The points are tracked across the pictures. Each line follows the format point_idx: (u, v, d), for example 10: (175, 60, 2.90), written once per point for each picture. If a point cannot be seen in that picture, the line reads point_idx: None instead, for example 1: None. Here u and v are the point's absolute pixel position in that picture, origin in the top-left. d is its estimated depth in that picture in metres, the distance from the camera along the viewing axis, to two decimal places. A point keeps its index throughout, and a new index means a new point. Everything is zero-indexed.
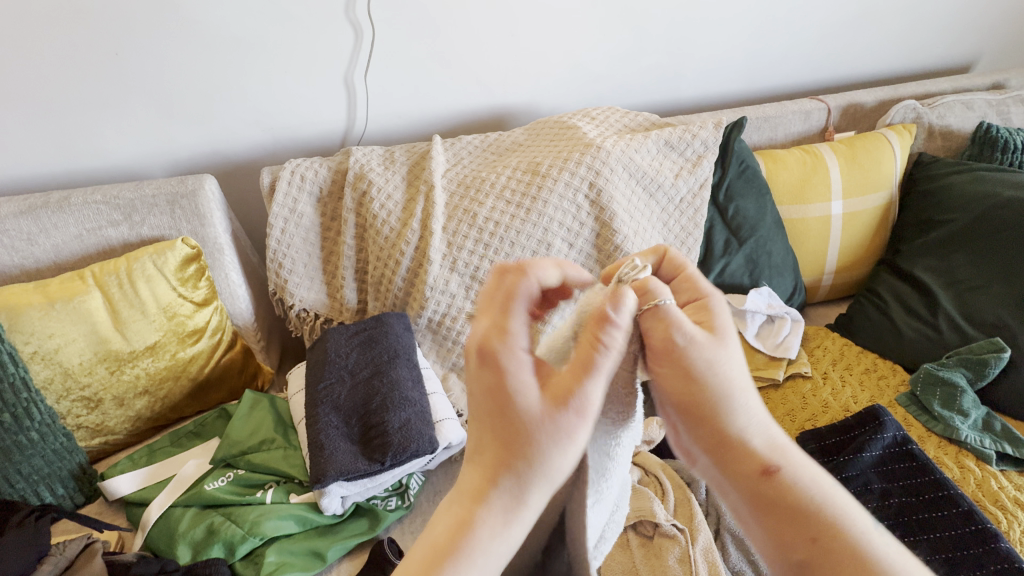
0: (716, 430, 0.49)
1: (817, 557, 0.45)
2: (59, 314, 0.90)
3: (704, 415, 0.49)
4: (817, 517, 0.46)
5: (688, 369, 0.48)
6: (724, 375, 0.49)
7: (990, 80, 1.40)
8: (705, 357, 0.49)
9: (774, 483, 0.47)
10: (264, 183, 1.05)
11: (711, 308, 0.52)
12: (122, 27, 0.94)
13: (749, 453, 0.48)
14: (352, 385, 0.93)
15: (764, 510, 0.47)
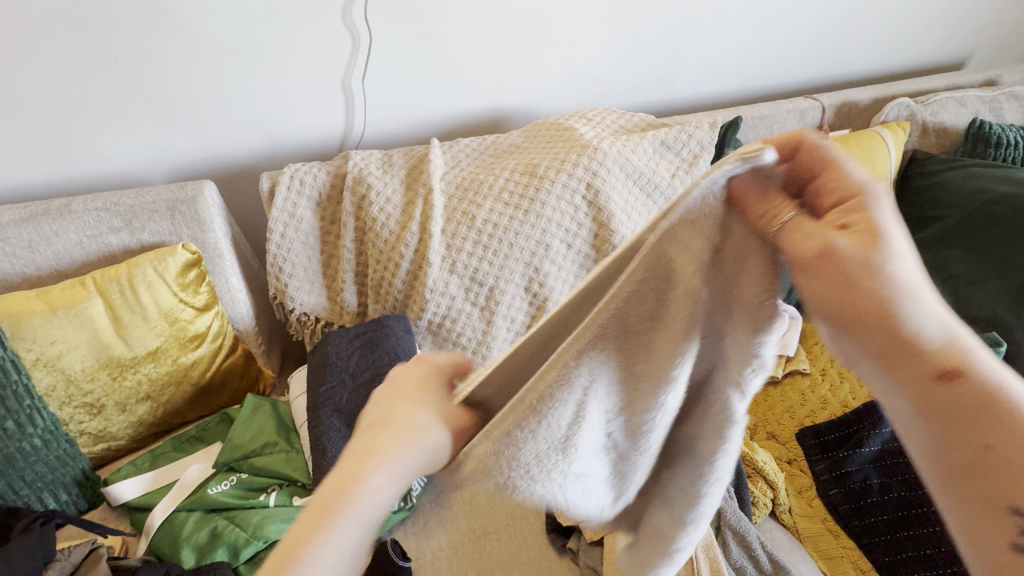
0: (885, 334, 0.37)
1: (987, 461, 0.39)
2: (60, 321, 0.91)
3: (868, 320, 0.37)
4: (1001, 421, 0.38)
5: (856, 276, 0.36)
6: (893, 274, 0.36)
7: (983, 77, 1.41)
8: (861, 261, 0.36)
9: (954, 389, 0.38)
10: (264, 189, 1.06)
11: (868, 205, 0.37)
12: (121, 34, 0.94)
13: (930, 357, 0.38)
14: (353, 388, 0.94)
15: (935, 416, 0.39)
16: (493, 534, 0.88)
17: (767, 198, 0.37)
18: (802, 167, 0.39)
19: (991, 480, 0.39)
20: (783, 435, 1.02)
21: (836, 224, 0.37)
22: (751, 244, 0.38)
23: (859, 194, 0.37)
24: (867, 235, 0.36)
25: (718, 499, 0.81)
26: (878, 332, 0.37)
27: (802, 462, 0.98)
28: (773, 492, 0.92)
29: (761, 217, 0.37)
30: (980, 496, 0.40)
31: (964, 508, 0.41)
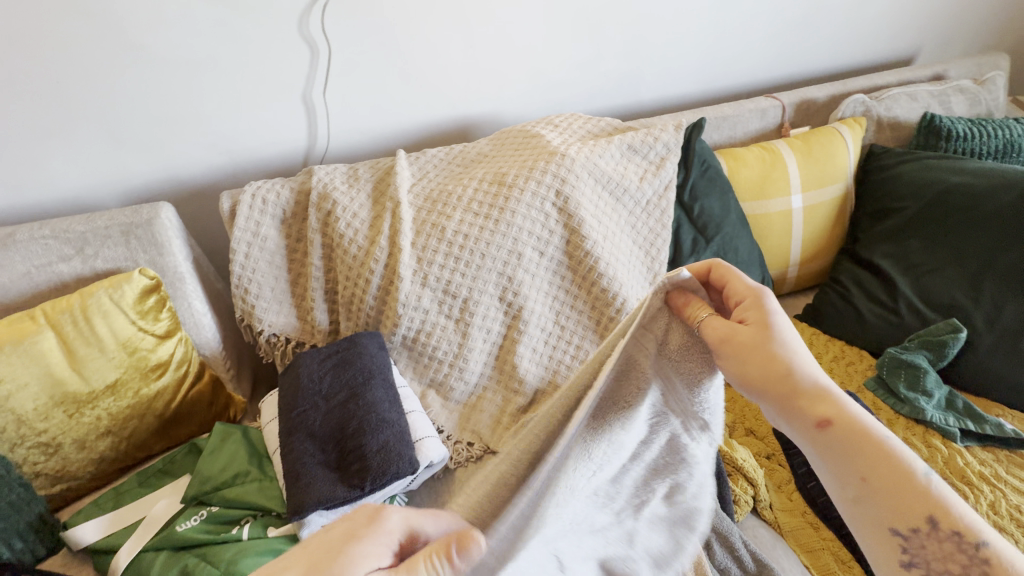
0: (770, 386, 0.55)
1: (866, 492, 0.51)
2: (8, 358, 0.86)
3: (760, 380, 0.55)
4: (872, 458, 0.51)
5: (748, 350, 0.55)
6: (773, 349, 0.55)
7: (931, 71, 1.47)
8: (756, 343, 0.55)
9: (828, 431, 0.52)
10: (224, 209, 1.02)
11: (761, 309, 0.57)
12: (63, 54, 0.90)
13: (807, 406, 0.53)
14: (327, 411, 0.91)
15: (827, 450, 0.53)
16: None
17: (698, 302, 0.58)
18: (723, 283, 0.62)
19: (880, 514, 0.50)
20: (761, 431, 1.03)
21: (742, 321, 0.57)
22: (683, 330, 0.59)
23: (757, 300, 0.58)
24: (760, 327, 0.56)
25: None
26: (767, 388, 0.55)
27: (780, 456, 0.99)
28: (754, 489, 0.92)
29: (689, 320, 0.58)
30: (871, 523, 0.51)
31: (865, 530, 0.52)
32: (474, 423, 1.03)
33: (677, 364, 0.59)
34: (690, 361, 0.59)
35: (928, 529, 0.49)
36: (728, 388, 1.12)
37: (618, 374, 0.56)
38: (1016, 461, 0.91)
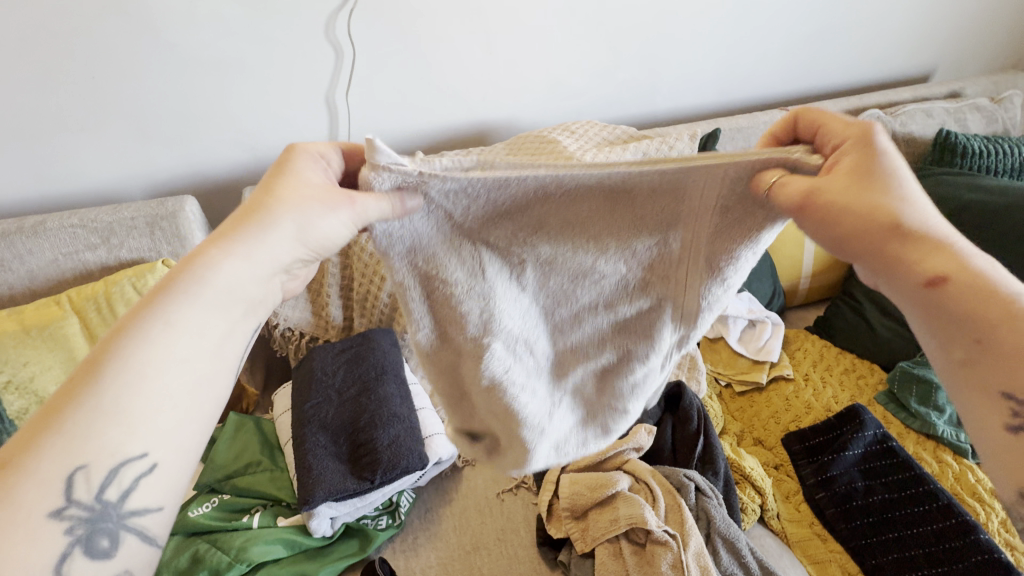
0: (873, 252, 0.40)
1: (984, 352, 0.38)
2: (34, 342, 0.89)
3: (865, 247, 0.40)
4: (1003, 322, 0.37)
5: (849, 201, 0.40)
6: (885, 199, 0.40)
7: (948, 89, 1.47)
8: (856, 196, 0.40)
9: (942, 291, 0.38)
10: None
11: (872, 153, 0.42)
12: (99, 52, 0.93)
13: (914, 261, 0.39)
14: (340, 404, 0.93)
15: (942, 318, 0.39)
16: (484, 549, 0.88)
17: (786, 166, 0.43)
18: (816, 132, 0.48)
19: (998, 378, 0.37)
20: (770, 440, 1.03)
21: (829, 168, 0.43)
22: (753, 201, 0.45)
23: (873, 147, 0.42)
24: (861, 175, 0.41)
25: (706, 506, 0.81)
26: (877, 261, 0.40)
27: (788, 467, 0.99)
28: (762, 498, 0.92)
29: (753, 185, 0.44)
30: (983, 392, 0.38)
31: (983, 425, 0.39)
32: None
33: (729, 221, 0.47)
34: (729, 234, 0.48)
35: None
36: (737, 398, 1.12)
37: (659, 185, 0.45)
38: None
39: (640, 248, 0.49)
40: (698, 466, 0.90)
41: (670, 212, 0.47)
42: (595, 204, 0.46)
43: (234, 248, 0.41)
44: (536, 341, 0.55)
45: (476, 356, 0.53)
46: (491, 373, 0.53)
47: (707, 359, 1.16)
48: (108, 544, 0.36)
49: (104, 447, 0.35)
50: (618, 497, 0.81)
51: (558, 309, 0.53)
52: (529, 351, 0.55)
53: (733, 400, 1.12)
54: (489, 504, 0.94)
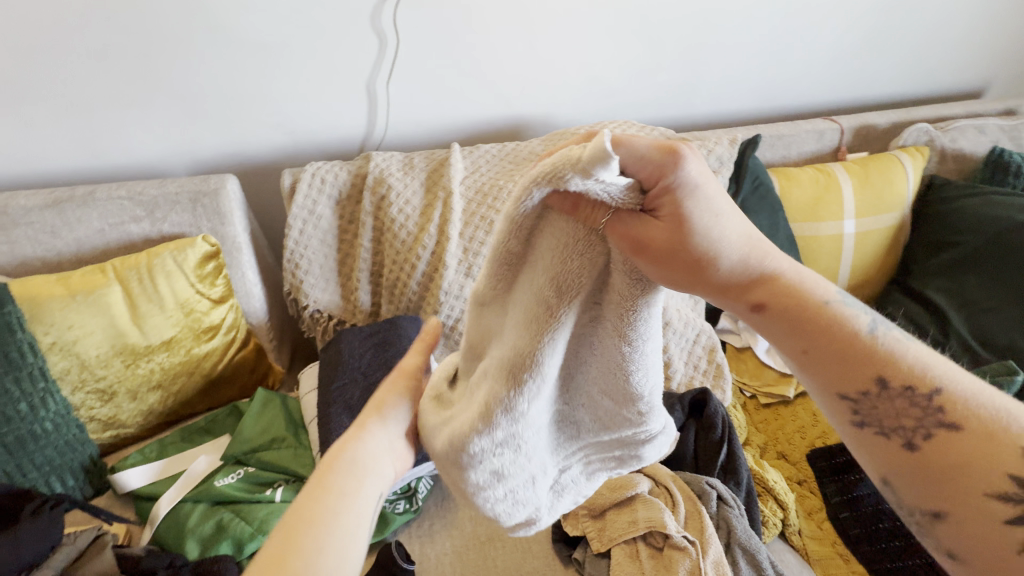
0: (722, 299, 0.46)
1: (936, 465, 0.41)
2: (79, 307, 0.91)
3: (707, 290, 0.46)
4: (830, 336, 0.44)
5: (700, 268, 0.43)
6: (692, 251, 0.41)
7: (1003, 106, 1.42)
8: (677, 239, 0.41)
9: (766, 312, 0.46)
10: (285, 185, 1.07)
11: (685, 196, 0.40)
12: (153, 30, 0.96)
13: (809, 344, 0.44)
14: (365, 388, 0.94)
15: (868, 416, 0.44)
16: (499, 541, 0.88)
17: (625, 221, 0.40)
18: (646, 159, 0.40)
19: (932, 489, 0.41)
20: (794, 456, 1.01)
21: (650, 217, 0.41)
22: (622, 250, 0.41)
23: (663, 181, 0.40)
24: (672, 217, 0.41)
25: (728, 516, 0.80)
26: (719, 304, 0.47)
27: (812, 483, 0.97)
28: (783, 513, 0.90)
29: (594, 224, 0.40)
30: (836, 413, 0.46)
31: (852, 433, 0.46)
32: None
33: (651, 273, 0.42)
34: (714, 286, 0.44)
35: (878, 390, 0.43)
36: (761, 410, 1.10)
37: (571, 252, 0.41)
38: None
39: (593, 336, 0.47)
40: (720, 476, 0.89)
41: (599, 298, 0.44)
42: (523, 294, 0.44)
43: (378, 437, 0.55)
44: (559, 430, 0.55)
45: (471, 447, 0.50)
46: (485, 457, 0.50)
47: (733, 368, 1.15)
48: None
49: (353, 518, 0.49)
50: (637, 500, 0.81)
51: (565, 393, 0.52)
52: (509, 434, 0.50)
53: (758, 412, 1.10)
54: None
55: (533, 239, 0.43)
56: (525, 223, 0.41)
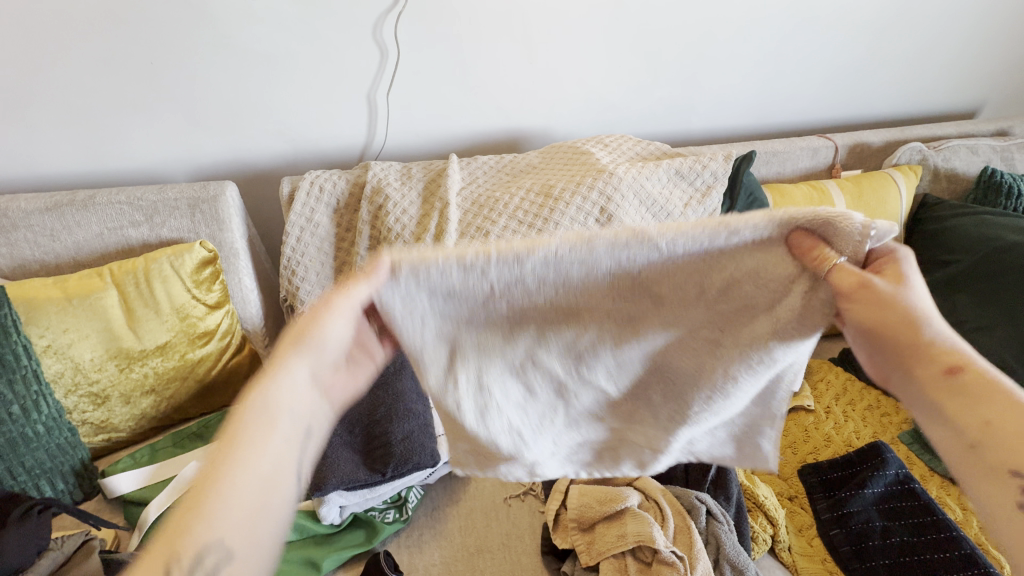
0: (886, 333, 0.43)
1: None
2: (75, 310, 0.92)
3: (882, 323, 0.43)
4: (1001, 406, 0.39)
5: (883, 311, 0.42)
6: (891, 293, 0.43)
7: (995, 127, 1.44)
8: (891, 298, 0.42)
9: (958, 380, 0.40)
10: (284, 192, 1.09)
11: (904, 267, 0.44)
12: (157, 37, 0.98)
13: (963, 404, 0.40)
14: (358, 396, 0.94)
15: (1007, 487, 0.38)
16: (487, 553, 0.87)
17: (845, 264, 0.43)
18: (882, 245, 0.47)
19: None
20: (785, 471, 1.02)
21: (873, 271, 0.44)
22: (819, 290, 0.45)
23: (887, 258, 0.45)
24: (899, 280, 0.43)
25: (717, 531, 0.79)
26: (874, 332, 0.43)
27: (802, 500, 0.97)
28: (773, 529, 0.90)
29: (812, 259, 0.44)
30: (990, 470, 0.39)
31: (970, 474, 0.41)
32: None
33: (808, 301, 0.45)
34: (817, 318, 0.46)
35: None
36: None
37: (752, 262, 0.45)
38: None
39: (703, 351, 0.50)
40: (710, 490, 0.88)
41: (731, 329, 0.49)
42: (671, 288, 0.46)
43: None
44: (528, 369, 0.51)
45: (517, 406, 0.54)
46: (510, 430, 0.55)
47: None
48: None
49: None
50: (627, 513, 0.80)
51: (586, 352, 0.50)
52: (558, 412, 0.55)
53: None
54: (496, 508, 0.94)
55: (744, 247, 0.45)
56: (756, 240, 0.44)
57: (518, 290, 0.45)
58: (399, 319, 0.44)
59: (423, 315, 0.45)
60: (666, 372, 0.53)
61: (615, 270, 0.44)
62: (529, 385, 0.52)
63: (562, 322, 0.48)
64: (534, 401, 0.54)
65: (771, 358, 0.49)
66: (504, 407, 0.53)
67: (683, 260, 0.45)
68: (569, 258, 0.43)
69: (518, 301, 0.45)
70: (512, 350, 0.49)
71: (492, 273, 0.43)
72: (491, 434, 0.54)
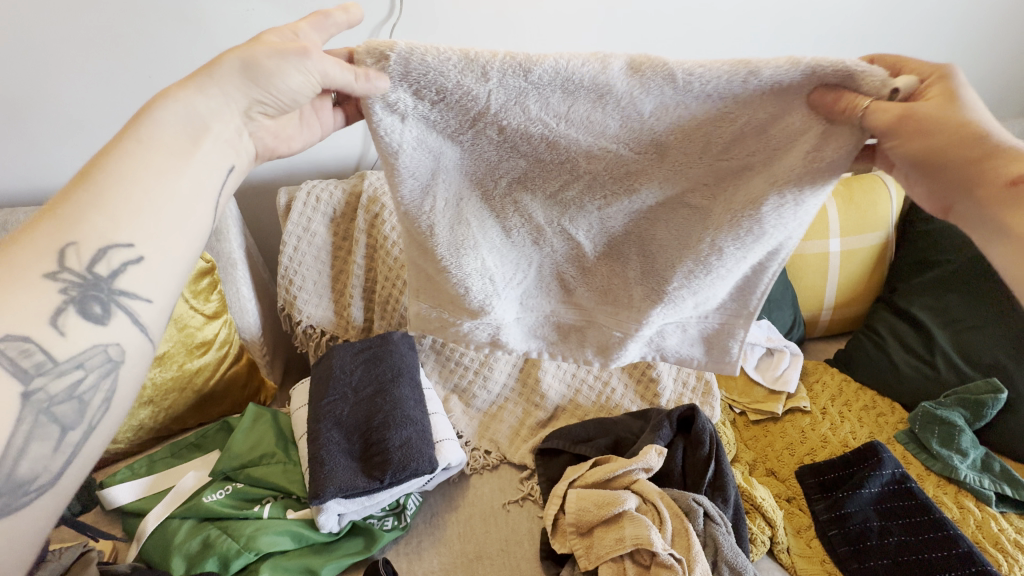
0: (918, 163, 0.46)
1: None
2: None
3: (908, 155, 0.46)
4: None
5: (924, 130, 0.45)
6: (937, 109, 0.45)
7: None
8: (939, 121, 0.45)
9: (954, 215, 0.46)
10: (280, 203, 1.09)
11: (953, 84, 0.46)
12: None
13: (998, 199, 0.43)
14: (355, 403, 0.94)
15: None
16: (486, 559, 0.87)
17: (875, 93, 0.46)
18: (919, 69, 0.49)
19: None
20: (783, 472, 1.02)
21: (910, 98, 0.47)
22: (843, 129, 0.48)
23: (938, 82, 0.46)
24: (949, 99, 0.45)
25: (715, 533, 0.79)
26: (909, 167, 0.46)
27: (800, 501, 0.97)
28: (772, 530, 0.89)
29: (843, 108, 0.47)
30: None
31: None
32: (493, 431, 1.06)
33: (823, 144, 0.49)
34: (834, 143, 0.49)
35: None
36: (750, 426, 1.11)
37: (775, 95, 0.48)
38: None
39: (683, 207, 0.57)
40: (708, 492, 0.89)
41: (725, 192, 0.55)
42: (691, 121, 0.50)
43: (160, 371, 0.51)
44: (507, 211, 0.59)
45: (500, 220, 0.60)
46: (484, 265, 0.61)
47: (723, 385, 1.16)
48: (99, 312, 0.45)
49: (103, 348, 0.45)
50: (625, 517, 0.80)
51: (567, 200, 0.58)
52: (527, 252, 0.63)
53: (747, 428, 1.11)
54: (495, 513, 0.94)
55: (783, 92, 0.48)
56: (776, 83, 0.47)
57: (516, 108, 0.51)
58: (395, 133, 0.52)
59: (409, 140, 0.53)
60: (650, 232, 0.60)
61: (621, 107, 0.50)
62: (504, 220, 0.60)
63: (554, 158, 0.54)
64: (508, 243, 0.62)
65: (764, 228, 0.55)
66: (477, 244, 0.60)
67: (697, 108, 0.49)
68: (576, 70, 0.48)
69: (512, 130, 0.52)
70: (491, 184, 0.57)
71: (492, 72, 0.48)
72: (466, 275, 0.62)
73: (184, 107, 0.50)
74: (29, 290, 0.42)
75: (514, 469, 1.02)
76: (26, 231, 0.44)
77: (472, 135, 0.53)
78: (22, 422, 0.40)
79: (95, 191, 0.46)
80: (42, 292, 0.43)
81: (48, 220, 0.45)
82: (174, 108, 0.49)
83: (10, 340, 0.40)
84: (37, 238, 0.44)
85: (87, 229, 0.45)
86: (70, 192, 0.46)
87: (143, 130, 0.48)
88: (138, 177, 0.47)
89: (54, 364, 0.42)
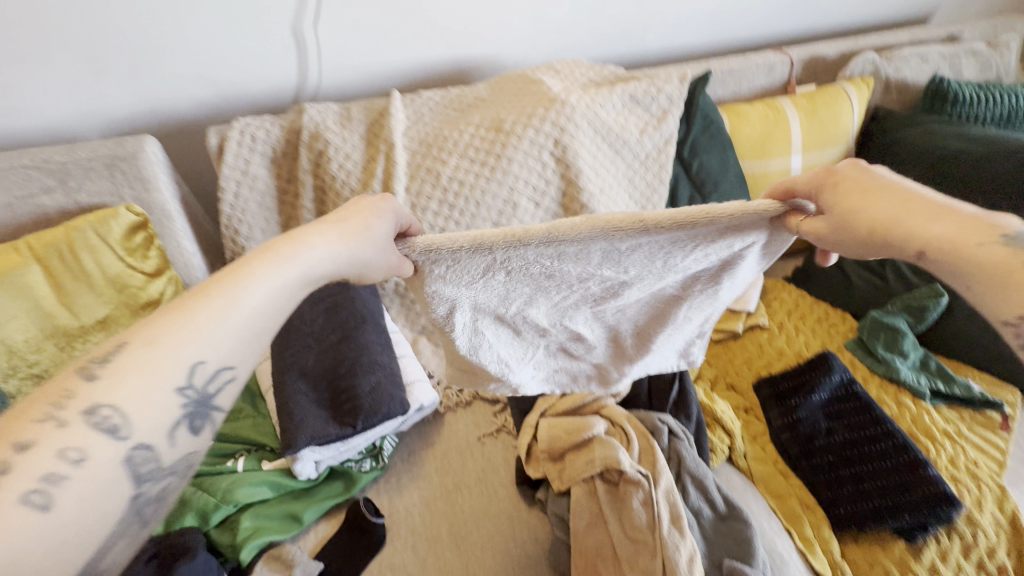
0: (870, 246, 0.50)
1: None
2: None
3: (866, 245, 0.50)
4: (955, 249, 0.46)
5: (847, 219, 0.51)
6: (854, 199, 0.52)
7: (945, 32, 1.42)
8: (865, 204, 0.51)
9: (929, 263, 0.47)
10: (212, 145, 0.98)
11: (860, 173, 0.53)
12: None
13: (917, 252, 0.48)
14: (319, 352, 0.92)
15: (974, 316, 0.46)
16: (464, 489, 0.91)
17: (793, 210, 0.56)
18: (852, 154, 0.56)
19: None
20: (741, 386, 1.08)
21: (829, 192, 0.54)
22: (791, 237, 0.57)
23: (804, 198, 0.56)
24: (856, 186, 0.52)
25: (678, 447, 0.84)
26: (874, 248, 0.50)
27: (757, 410, 1.04)
28: (730, 440, 0.95)
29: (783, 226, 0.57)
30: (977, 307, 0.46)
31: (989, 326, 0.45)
32: None
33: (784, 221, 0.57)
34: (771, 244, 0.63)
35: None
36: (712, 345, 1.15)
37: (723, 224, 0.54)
38: (978, 420, 0.96)
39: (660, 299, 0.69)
40: (672, 411, 0.93)
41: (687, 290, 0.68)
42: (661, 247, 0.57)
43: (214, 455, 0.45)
44: (518, 322, 0.68)
45: (513, 325, 0.69)
46: (499, 362, 0.73)
47: None
48: (201, 424, 0.42)
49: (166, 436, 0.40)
50: (594, 440, 0.84)
51: (567, 307, 0.67)
52: (547, 340, 0.73)
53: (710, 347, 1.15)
54: (471, 447, 0.97)
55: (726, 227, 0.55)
56: (731, 220, 0.54)
57: (516, 258, 0.56)
58: (444, 291, 0.60)
59: (433, 290, 0.60)
60: (637, 317, 0.72)
61: (608, 250, 0.56)
62: (515, 328, 0.70)
63: (554, 282, 0.62)
64: (520, 338, 0.72)
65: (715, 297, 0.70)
66: (492, 343, 0.70)
67: (660, 238, 0.55)
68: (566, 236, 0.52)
69: (516, 271, 0.58)
70: (504, 307, 0.65)
71: (491, 249, 0.53)
72: (485, 362, 0.72)
73: (316, 252, 0.48)
74: (139, 393, 0.39)
75: (487, 404, 1.04)
76: (151, 327, 0.42)
77: (484, 282, 0.60)
78: (118, 527, 0.38)
79: (212, 318, 0.42)
80: (165, 405, 0.40)
81: (169, 328, 0.41)
82: (315, 239, 0.49)
83: (138, 449, 0.38)
84: (173, 349, 0.40)
85: (193, 344, 0.41)
86: (206, 291, 0.43)
87: (283, 267, 0.46)
88: (268, 303, 0.45)
89: (161, 469, 0.40)
